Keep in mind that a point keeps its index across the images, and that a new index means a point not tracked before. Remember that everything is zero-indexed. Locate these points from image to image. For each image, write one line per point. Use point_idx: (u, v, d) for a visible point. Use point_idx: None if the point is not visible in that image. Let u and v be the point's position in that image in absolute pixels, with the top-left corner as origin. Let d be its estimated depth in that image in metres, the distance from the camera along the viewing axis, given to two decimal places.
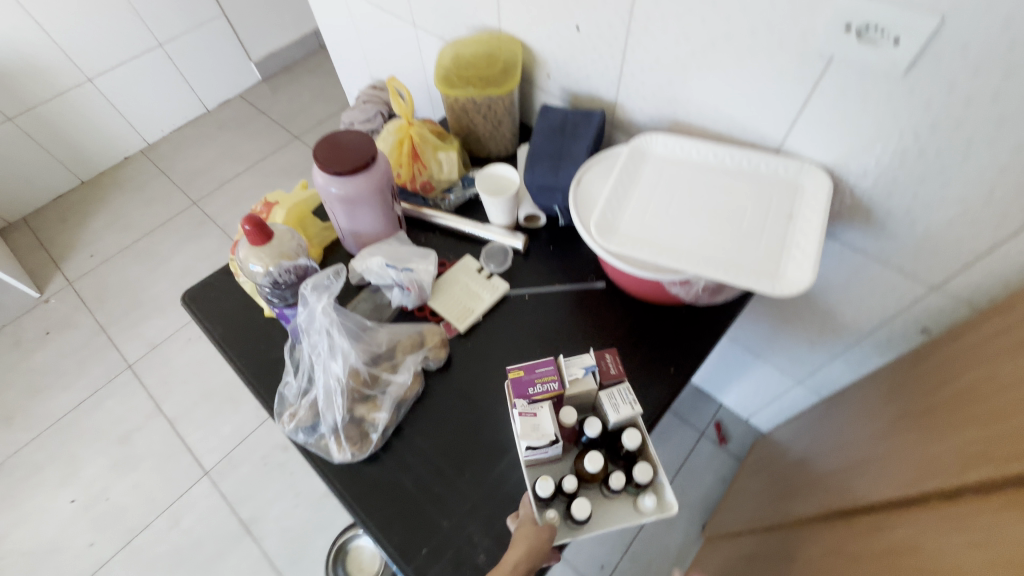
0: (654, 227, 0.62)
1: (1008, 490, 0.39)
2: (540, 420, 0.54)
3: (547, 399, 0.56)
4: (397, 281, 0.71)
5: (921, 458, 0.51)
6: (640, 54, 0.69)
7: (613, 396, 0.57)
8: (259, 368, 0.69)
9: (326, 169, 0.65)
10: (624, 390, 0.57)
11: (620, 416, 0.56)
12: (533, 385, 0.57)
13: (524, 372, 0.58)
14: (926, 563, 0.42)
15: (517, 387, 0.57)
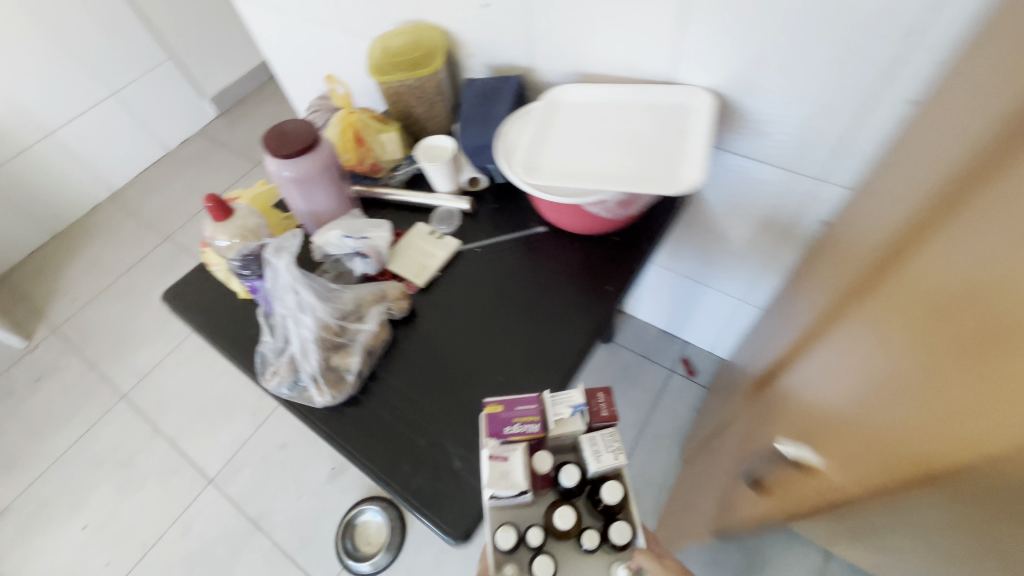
0: (567, 161, 0.71)
1: (850, 292, 0.45)
2: (510, 467, 0.55)
3: (523, 440, 0.57)
4: (356, 250, 0.79)
5: (814, 309, 0.57)
6: (541, 17, 0.77)
7: (596, 443, 0.59)
8: (241, 344, 0.76)
9: (276, 155, 0.73)
10: (610, 437, 0.59)
11: (602, 466, 0.57)
12: (511, 424, 0.58)
13: (503, 408, 0.59)
14: (806, 379, 0.47)
15: (494, 424, 0.58)
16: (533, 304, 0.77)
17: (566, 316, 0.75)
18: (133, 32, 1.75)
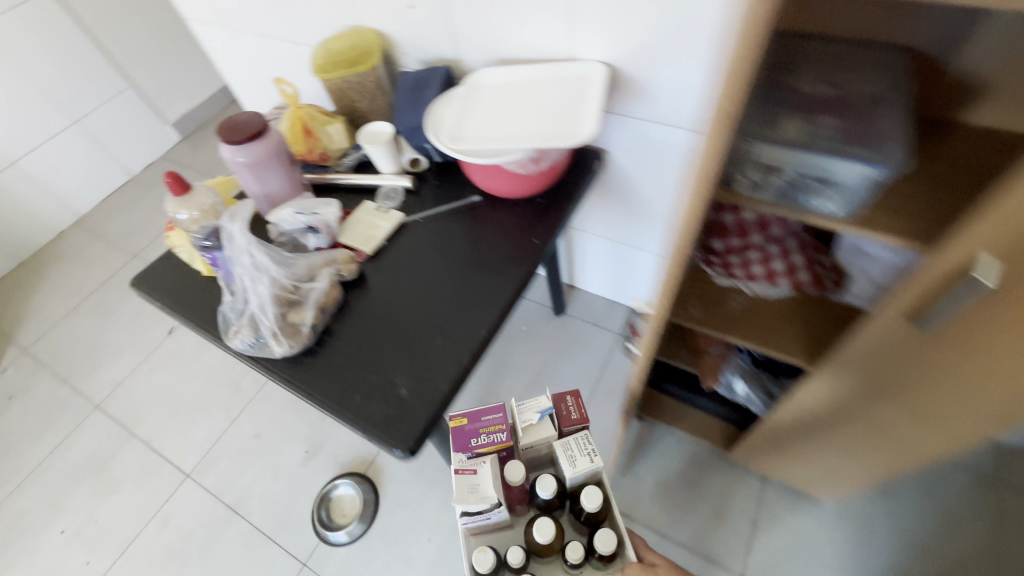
0: (487, 129, 0.82)
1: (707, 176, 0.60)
2: (478, 478, 0.65)
3: (491, 449, 0.68)
4: (308, 226, 0.87)
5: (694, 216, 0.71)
6: (458, 12, 0.89)
7: (569, 449, 0.69)
8: (205, 315, 0.83)
9: (230, 142, 0.82)
10: (582, 441, 0.69)
11: (576, 469, 0.67)
12: (477, 437, 0.69)
13: (468, 422, 0.71)
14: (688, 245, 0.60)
15: (462, 438, 0.69)
16: (470, 259, 0.87)
17: (499, 265, 0.85)
18: (94, 63, 1.82)
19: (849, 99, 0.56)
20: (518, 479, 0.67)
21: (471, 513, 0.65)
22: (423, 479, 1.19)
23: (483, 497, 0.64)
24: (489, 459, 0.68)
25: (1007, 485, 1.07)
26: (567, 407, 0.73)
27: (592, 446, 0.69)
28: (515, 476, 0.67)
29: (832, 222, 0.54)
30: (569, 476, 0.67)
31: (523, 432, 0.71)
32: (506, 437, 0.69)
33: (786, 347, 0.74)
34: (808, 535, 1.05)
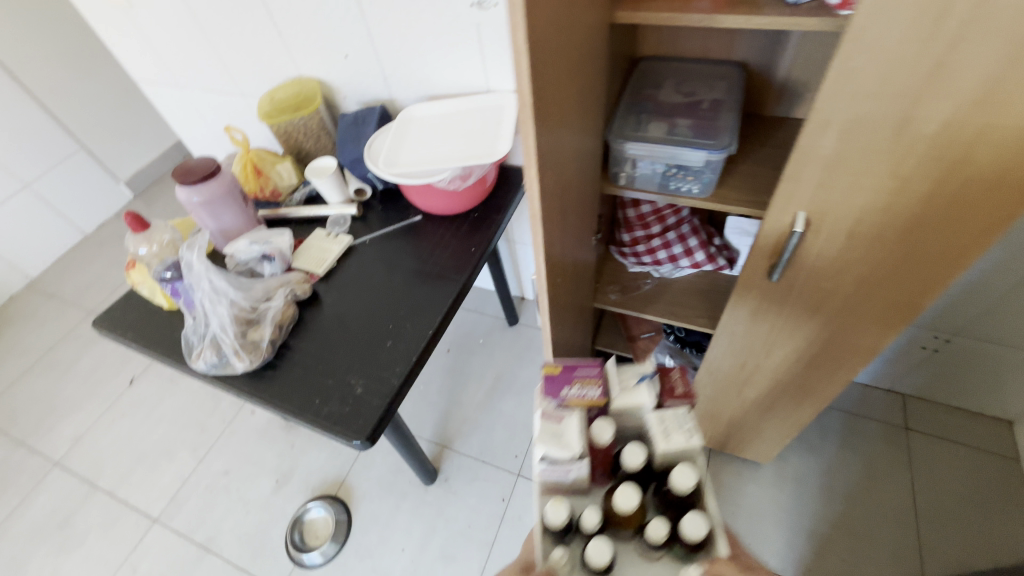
0: (418, 154, 0.93)
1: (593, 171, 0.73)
2: (563, 427, 0.64)
3: (580, 403, 0.67)
4: (262, 253, 0.95)
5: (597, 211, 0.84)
6: (388, 59, 1.02)
7: (664, 421, 0.65)
8: (166, 343, 0.88)
9: (183, 183, 0.89)
10: (680, 417, 0.66)
11: (669, 444, 0.64)
12: (570, 388, 0.68)
13: (561, 372, 0.70)
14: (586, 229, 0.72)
15: (553, 386, 0.69)
16: (415, 270, 0.96)
17: (441, 272, 0.95)
18: (46, 127, 1.85)
19: (699, 104, 0.70)
20: (605, 441, 0.64)
21: (550, 460, 0.63)
22: (393, 493, 1.23)
23: (567, 447, 0.63)
24: (578, 415, 0.66)
25: (915, 431, 1.18)
26: (673, 381, 0.69)
27: (692, 424, 0.65)
28: (603, 438, 0.64)
29: (697, 201, 0.67)
30: (660, 446, 0.63)
31: (619, 392, 0.69)
32: (598, 394, 0.68)
33: (690, 317, 0.87)
34: (751, 497, 1.13)
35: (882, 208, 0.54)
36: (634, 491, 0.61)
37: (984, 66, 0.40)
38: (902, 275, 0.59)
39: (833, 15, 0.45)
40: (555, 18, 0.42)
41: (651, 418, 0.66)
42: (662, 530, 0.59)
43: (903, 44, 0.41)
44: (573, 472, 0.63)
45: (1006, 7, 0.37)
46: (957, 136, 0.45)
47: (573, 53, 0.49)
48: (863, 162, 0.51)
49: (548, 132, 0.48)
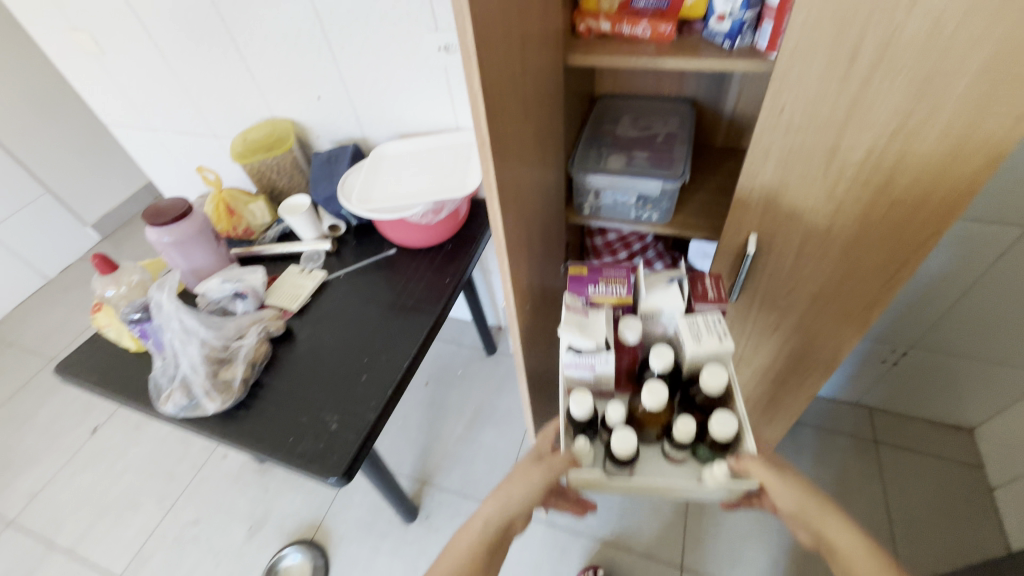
0: (391, 191, 0.95)
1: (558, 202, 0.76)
2: (588, 319, 0.63)
3: (607, 301, 0.65)
4: (234, 291, 0.94)
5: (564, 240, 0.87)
6: (360, 100, 1.06)
7: (697, 325, 0.61)
8: (132, 387, 0.86)
9: (154, 224, 0.89)
10: (712, 322, 0.61)
11: (701, 346, 0.60)
12: (596, 288, 0.67)
13: (587, 277, 0.69)
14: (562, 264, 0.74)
15: (579, 287, 0.67)
16: (389, 303, 0.97)
17: (416, 305, 0.96)
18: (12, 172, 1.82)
19: (655, 138, 0.75)
20: (633, 340, 0.63)
21: (575, 350, 0.62)
22: (373, 533, 1.20)
23: (590, 337, 0.61)
24: (606, 313, 0.65)
25: (883, 442, 1.22)
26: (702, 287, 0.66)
27: (724, 329, 0.61)
28: (630, 338, 0.62)
29: (658, 228, 0.71)
30: (689, 349, 0.60)
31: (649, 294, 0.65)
32: (624, 293, 0.65)
33: None
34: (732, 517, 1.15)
35: (824, 230, 0.58)
36: (663, 389, 0.58)
37: (894, 99, 0.45)
38: (849, 291, 0.63)
39: (762, 58, 0.50)
40: (507, 66, 0.46)
41: (681, 323, 0.63)
42: (690, 429, 0.58)
43: (824, 83, 0.46)
44: (599, 367, 0.61)
45: (906, 48, 0.42)
46: (880, 162, 0.50)
47: (527, 96, 0.53)
48: (801, 188, 0.55)
49: (507, 167, 0.51)
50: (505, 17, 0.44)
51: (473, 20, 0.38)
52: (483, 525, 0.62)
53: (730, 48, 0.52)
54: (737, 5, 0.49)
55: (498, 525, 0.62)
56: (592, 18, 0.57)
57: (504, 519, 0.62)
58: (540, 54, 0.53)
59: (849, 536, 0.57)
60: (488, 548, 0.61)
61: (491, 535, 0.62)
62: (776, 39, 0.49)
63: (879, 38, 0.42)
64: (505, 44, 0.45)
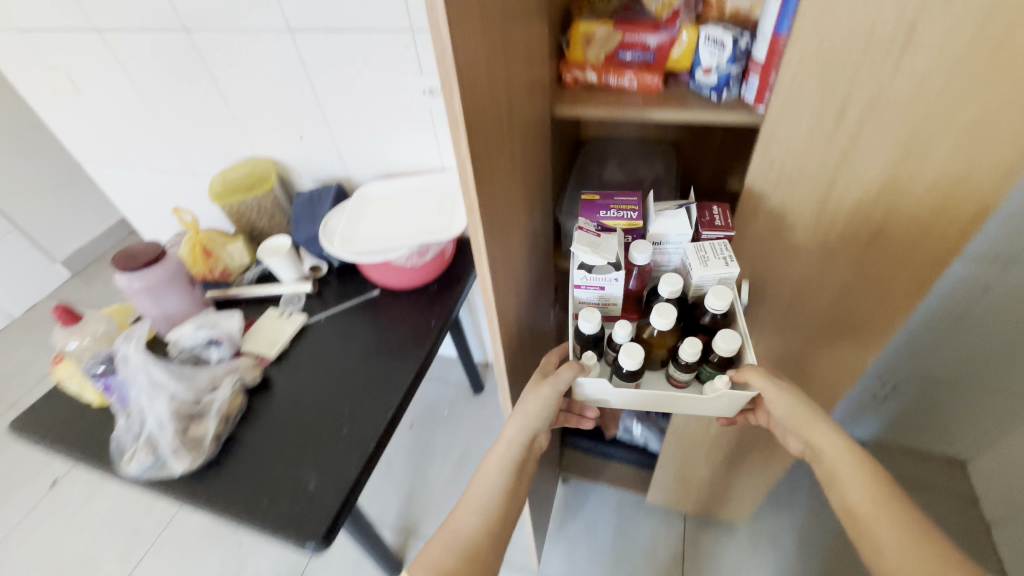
0: (374, 234, 0.93)
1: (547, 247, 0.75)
2: (598, 239, 0.58)
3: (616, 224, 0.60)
4: (208, 338, 0.90)
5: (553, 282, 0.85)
6: (344, 140, 1.04)
7: (705, 249, 0.56)
8: (93, 443, 0.80)
9: (124, 270, 0.85)
10: (722, 245, 0.56)
11: (710, 270, 0.55)
12: (606, 210, 0.62)
13: (599, 200, 0.64)
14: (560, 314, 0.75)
15: (591, 210, 0.62)
16: (372, 348, 0.93)
17: (400, 350, 0.92)
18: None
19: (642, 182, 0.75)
20: (640, 264, 0.57)
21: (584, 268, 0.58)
22: None
23: (600, 255, 0.56)
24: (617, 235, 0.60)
25: None
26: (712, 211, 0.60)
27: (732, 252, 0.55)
28: (638, 262, 0.57)
29: None
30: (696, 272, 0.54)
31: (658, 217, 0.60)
32: (635, 216, 0.60)
33: None
34: (729, 563, 1.11)
35: (815, 278, 0.57)
36: (671, 310, 0.55)
37: (882, 153, 0.45)
38: (842, 337, 0.62)
39: (750, 111, 0.50)
40: (496, 119, 0.46)
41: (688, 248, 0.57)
42: (695, 350, 0.56)
43: (812, 137, 0.46)
44: (606, 287, 0.58)
45: (893, 105, 0.42)
46: (870, 215, 0.49)
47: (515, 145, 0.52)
48: (792, 237, 0.54)
49: (496, 218, 0.50)
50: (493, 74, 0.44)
51: (457, 80, 0.37)
52: (509, 449, 0.65)
53: (718, 100, 0.52)
54: (723, 59, 0.49)
55: (522, 444, 0.65)
56: (579, 68, 0.56)
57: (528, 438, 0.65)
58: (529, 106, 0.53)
59: (850, 507, 0.58)
60: (514, 466, 0.66)
61: (517, 454, 0.65)
62: (764, 93, 0.49)
63: (866, 95, 0.42)
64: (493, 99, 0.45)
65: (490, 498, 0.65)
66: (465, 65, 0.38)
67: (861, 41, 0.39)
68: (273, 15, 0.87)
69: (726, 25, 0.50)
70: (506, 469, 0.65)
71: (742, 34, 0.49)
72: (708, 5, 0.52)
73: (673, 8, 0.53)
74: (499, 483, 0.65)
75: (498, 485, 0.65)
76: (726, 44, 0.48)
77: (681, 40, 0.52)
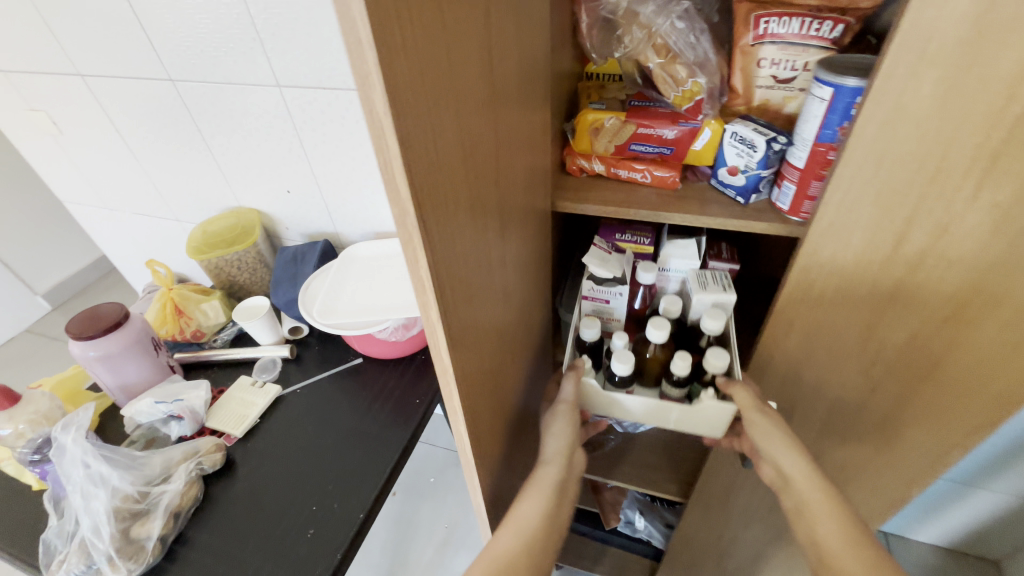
0: (358, 304, 0.86)
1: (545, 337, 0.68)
2: (609, 254, 0.57)
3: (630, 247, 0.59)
4: (169, 413, 0.80)
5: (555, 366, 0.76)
6: (334, 197, 0.98)
7: (706, 276, 0.54)
8: (17, 534, 0.68)
9: (78, 338, 0.76)
10: (723, 275, 0.54)
11: (709, 294, 0.52)
12: (622, 235, 0.61)
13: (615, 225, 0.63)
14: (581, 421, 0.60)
15: (607, 233, 0.61)
16: (351, 428, 0.83)
17: (381, 432, 0.82)
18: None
19: None
20: (644, 283, 0.55)
21: (592, 280, 0.56)
22: None
23: (608, 268, 0.55)
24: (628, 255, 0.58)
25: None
26: (719, 248, 0.60)
27: (732, 282, 0.53)
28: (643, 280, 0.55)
29: None
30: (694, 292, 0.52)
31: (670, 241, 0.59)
32: (649, 241, 0.60)
33: (658, 482, 0.79)
34: None
35: (856, 404, 0.50)
36: (665, 323, 0.51)
37: (949, 286, 0.37)
38: (882, 465, 0.54)
39: (785, 221, 0.43)
40: (486, 245, 0.30)
41: (689, 274, 0.56)
42: (686, 363, 0.49)
43: (862, 262, 0.38)
44: (611, 301, 0.56)
45: (965, 237, 0.34)
46: (927, 347, 0.42)
47: (513, 261, 0.37)
48: (832, 361, 0.47)
49: (484, 374, 0.34)
50: (483, 182, 0.27)
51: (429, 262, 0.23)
52: (551, 468, 0.49)
53: (745, 204, 0.45)
54: (753, 161, 0.42)
55: (565, 462, 0.50)
56: (584, 158, 0.50)
57: (565, 455, 0.50)
58: (526, 202, 0.38)
59: None
60: (554, 493, 0.48)
61: (558, 475, 0.49)
62: (802, 204, 0.41)
63: (931, 224, 0.35)
64: (478, 222, 0.28)
65: (530, 530, 0.45)
66: (442, 217, 0.23)
67: (928, 168, 0.32)
68: (260, 70, 0.82)
69: (760, 122, 0.44)
70: (545, 493, 0.48)
71: (778, 135, 0.42)
72: (733, 92, 0.47)
73: (695, 99, 0.45)
74: (541, 509, 0.46)
75: (540, 510, 0.46)
76: (757, 146, 0.42)
77: (702, 136, 0.46)
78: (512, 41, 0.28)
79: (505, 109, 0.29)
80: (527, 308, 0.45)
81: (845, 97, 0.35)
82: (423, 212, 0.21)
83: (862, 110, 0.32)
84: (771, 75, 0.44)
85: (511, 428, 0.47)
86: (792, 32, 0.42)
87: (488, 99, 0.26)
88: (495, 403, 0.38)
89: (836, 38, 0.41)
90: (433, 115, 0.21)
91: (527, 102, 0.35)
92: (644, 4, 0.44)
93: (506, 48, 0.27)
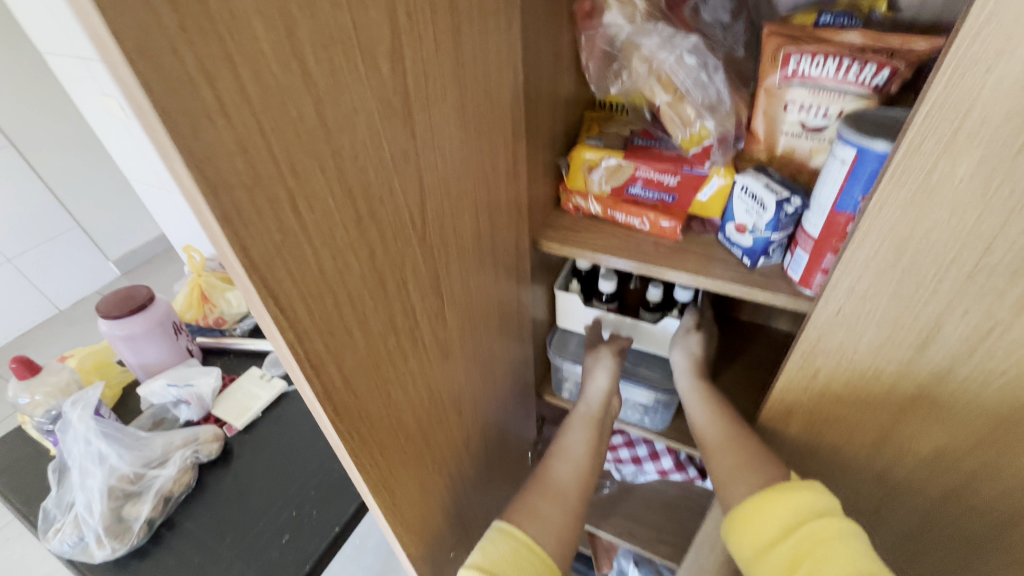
0: None
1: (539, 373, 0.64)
2: None
3: None
4: (177, 398, 0.69)
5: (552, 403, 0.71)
6: None
7: None
8: (18, 488, 0.67)
9: (103, 317, 0.71)
10: None
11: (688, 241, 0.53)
12: None
13: None
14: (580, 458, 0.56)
15: None
16: None
17: None
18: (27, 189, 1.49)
19: None
20: None
21: None
22: None
23: None
24: None
25: None
26: None
27: None
28: None
29: (649, 434, 0.60)
30: None
31: None
32: None
33: (647, 540, 0.74)
34: None
35: (867, 508, 0.42)
36: None
37: (988, 401, 0.30)
38: None
39: (792, 290, 0.37)
40: (402, 303, 0.26)
41: None
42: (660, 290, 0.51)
43: (878, 360, 0.32)
44: None
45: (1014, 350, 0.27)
46: (958, 464, 0.34)
47: (456, 310, 0.33)
48: (844, 460, 0.40)
49: (408, 438, 0.31)
50: (396, 240, 0.24)
51: (292, 343, 0.19)
52: (591, 405, 0.47)
53: (751, 267, 0.39)
54: (762, 222, 0.37)
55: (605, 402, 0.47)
56: (579, 196, 0.46)
57: (607, 393, 0.48)
58: (478, 246, 0.34)
59: None
60: (597, 423, 0.46)
61: (600, 408, 0.47)
62: (813, 275, 0.35)
63: (964, 329, 0.28)
64: (388, 280, 0.24)
65: (581, 449, 0.43)
66: (313, 291, 0.20)
67: (963, 264, 0.26)
68: None
69: (777, 175, 0.39)
70: (588, 424, 0.46)
71: (793, 195, 0.35)
72: (753, 136, 0.41)
73: (703, 143, 0.40)
74: (587, 439, 0.44)
75: (587, 438, 0.44)
76: (766, 206, 0.36)
77: (710, 185, 0.40)
78: (448, 79, 0.25)
79: (437, 154, 0.26)
80: (490, 352, 0.42)
81: (870, 163, 0.29)
82: (272, 288, 0.18)
83: (881, 182, 0.25)
84: (798, 122, 0.38)
85: (464, 470, 0.42)
86: (827, 75, 0.35)
87: (403, 148, 0.23)
88: (430, 453, 0.35)
89: (880, 84, 0.34)
90: (301, 184, 0.18)
91: (491, 139, 0.31)
92: (647, 36, 0.39)
93: (437, 89, 0.24)
